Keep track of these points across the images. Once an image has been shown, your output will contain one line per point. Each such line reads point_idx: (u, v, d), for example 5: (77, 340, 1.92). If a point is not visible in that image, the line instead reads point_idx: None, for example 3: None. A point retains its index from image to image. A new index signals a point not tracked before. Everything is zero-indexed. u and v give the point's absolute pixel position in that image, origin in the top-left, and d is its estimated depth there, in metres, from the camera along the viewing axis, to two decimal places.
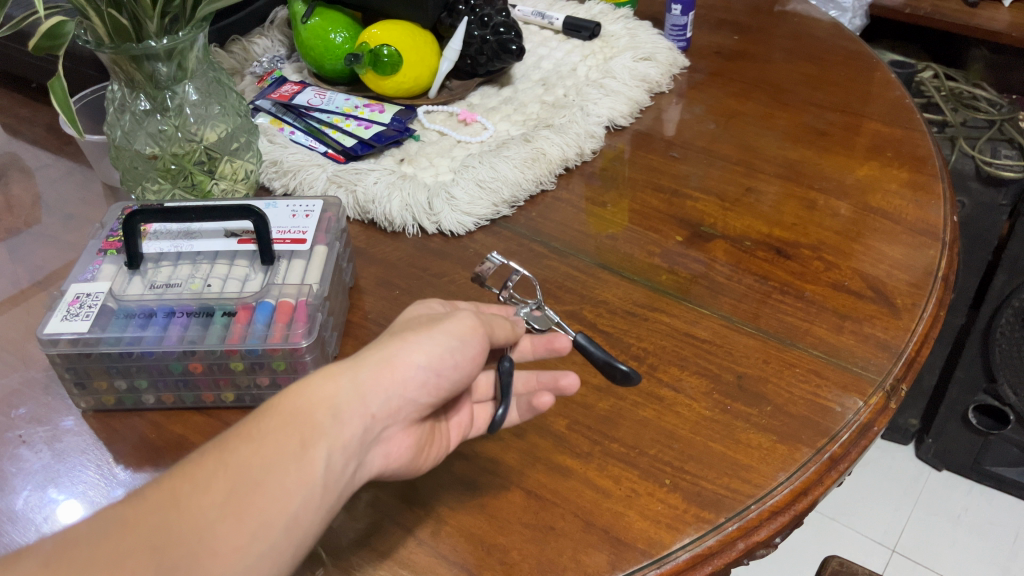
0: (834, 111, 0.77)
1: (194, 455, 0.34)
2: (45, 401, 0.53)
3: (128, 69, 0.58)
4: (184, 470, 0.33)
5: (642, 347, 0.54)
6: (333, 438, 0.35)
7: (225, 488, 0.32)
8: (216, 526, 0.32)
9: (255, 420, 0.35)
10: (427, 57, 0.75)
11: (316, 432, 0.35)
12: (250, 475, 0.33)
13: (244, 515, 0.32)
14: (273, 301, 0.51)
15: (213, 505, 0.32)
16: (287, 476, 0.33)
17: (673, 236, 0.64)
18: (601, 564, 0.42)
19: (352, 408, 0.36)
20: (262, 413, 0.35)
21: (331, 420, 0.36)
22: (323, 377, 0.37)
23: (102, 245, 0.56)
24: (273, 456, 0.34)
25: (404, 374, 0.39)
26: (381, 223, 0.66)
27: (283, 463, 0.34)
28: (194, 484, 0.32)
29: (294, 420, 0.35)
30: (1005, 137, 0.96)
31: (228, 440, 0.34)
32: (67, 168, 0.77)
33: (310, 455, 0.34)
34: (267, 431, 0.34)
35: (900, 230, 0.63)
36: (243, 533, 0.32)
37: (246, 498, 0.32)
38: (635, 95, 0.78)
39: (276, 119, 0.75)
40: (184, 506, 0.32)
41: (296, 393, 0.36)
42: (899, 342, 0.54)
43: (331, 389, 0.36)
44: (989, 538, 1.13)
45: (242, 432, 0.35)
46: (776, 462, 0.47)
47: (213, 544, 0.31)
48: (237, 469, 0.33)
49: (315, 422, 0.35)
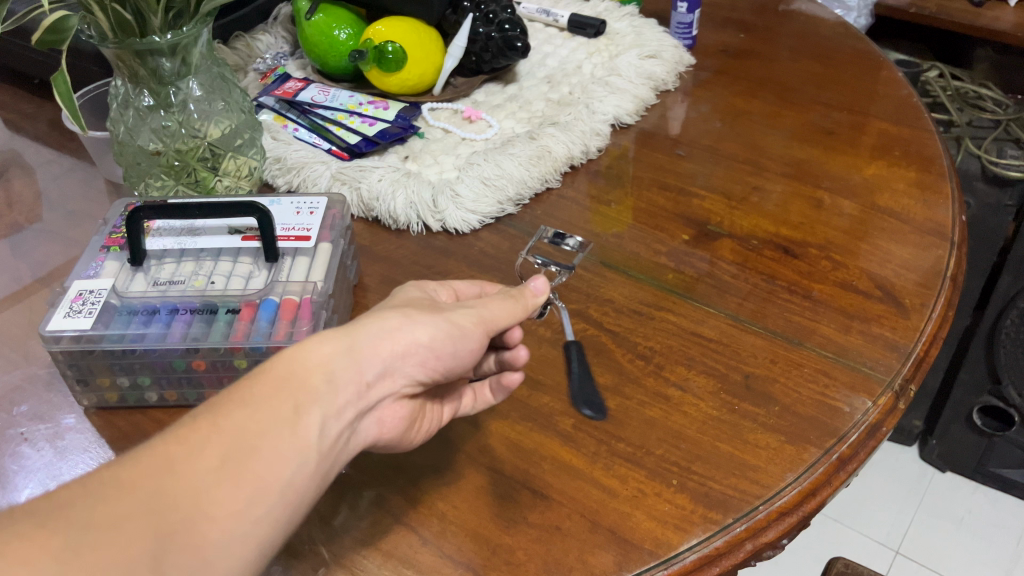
0: (841, 110, 0.77)
1: (186, 419, 0.33)
2: (47, 398, 0.53)
3: (131, 64, 0.58)
4: (176, 433, 0.32)
5: (648, 347, 0.54)
6: (326, 404, 0.36)
7: (221, 452, 0.32)
8: (215, 490, 0.31)
9: (248, 382, 0.35)
10: (432, 55, 0.74)
11: (311, 398, 0.35)
12: (246, 438, 0.33)
13: (242, 480, 0.32)
14: (277, 298, 0.51)
15: (210, 469, 0.31)
16: (283, 440, 0.34)
17: (680, 236, 0.63)
18: (609, 565, 0.42)
19: (346, 376, 0.37)
20: (255, 378, 0.35)
21: (326, 385, 0.36)
22: (316, 343, 0.37)
23: (105, 241, 0.55)
24: (267, 421, 0.34)
25: (402, 347, 0.39)
26: (385, 220, 0.65)
27: (278, 429, 0.34)
28: (189, 448, 0.32)
29: (289, 386, 0.35)
30: (1011, 137, 0.95)
31: (219, 404, 0.34)
32: (69, 164, 0.77)
33: (305, 421, 0.35)
34: (261, 394, 0.34)
35: (909, 230, 0.63)
36: (240, 497, 0.32)
37: (244, 462, 0.32)
38: (640, 93, 0.78)
39: (280, 116, 0.74)
40: (181, 469, 0.31)
41: (290, 359, 0.36)
42: (908, 342, 0.54)
43: (325, 356, 0.37)
44: (993, 541, 1.13)
45: (235, 395, 0.34)
46: (785, 463, 0.47)
47: (212, 507, 0.31)
48: (233, 434, 0.33)
49: (309, 388, 0.36)
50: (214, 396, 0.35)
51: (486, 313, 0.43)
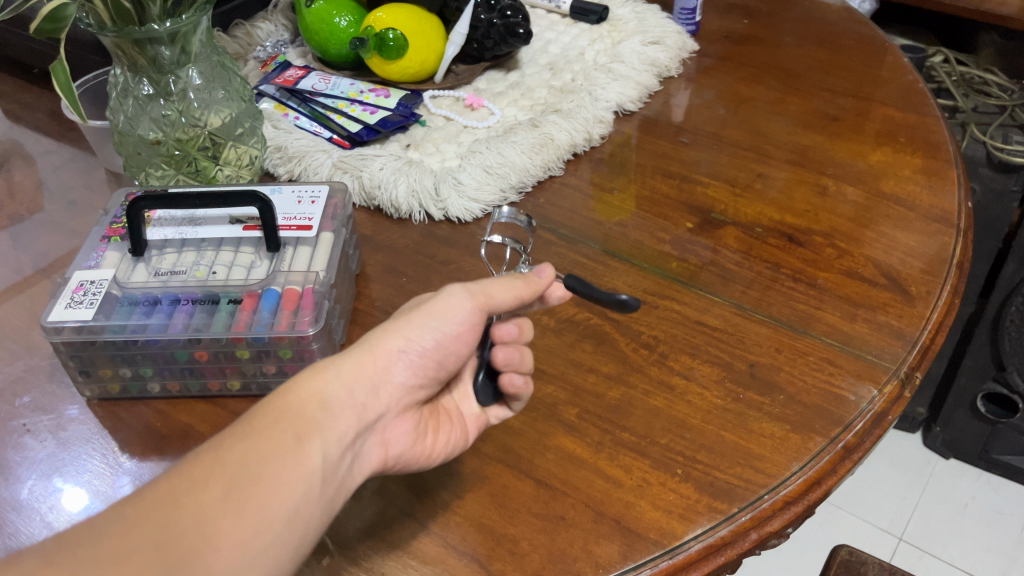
0: (846, 96, 0.76)
1: (187, 456, 0.33)
2: (50, 389, 0.53)
3: (130, 53, 0.57)
4: (179, 470, 0.32)
5: (652, 336, 0.54)
6: (325, 431, 0.36)
7: (224, 483, 0.32)
8: (219, 521, 0.31)
9: (246, 417, 0.35)
10: (433, 42, 0.74)
11: (310, 427, 0.35)
12: (248, 468, 0.33)
13: (246, 508, 0.32)
14: (279, 288, 0.50)
15: (213, 500, 0.31)
16: (285, 468, 0.34)
17: (683, 224, 0.63)
18: (613, 555, 0.42)
19: (342, 402, 0.37)
20: (252, 411, 0.35)
21: (323, 413, 0.36)
22: (310, 374, 0.37)
23: (106, 232, 0.55)
24: (269, 450, 0.34)
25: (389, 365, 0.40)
26: (388, 209, 0.65)
27: (280, 457, 0.34)
28: (192, 481, 0.32)
29: (287, 417, 0.35)
30: (1016, 123, 0.95)
31: (219, 438, 0.34)
32: (69, 154, 0.76)
33: (307, 448, 0.35)
34: (259, 427, 0.35)
35: (914, 217, 0.62)
36: (246, 526, 0.31)
37: (247, 491, 0.32)
38: (644, 80, 0.77)
39: (280, 104, 0.74)
40: (185, 503, 0.31)
41: (286, 391, 0.36)
42: (913, 331, 0.53)
43: (319, 384, 0.37)
44: (996, 528, 1.13)
45: (234, 428, 0.34)
46: (790, 452, 0.46)
47: (216, 538, 0.31)
48: (234, 464, 0.33)
49: (307, 417, 0.36)
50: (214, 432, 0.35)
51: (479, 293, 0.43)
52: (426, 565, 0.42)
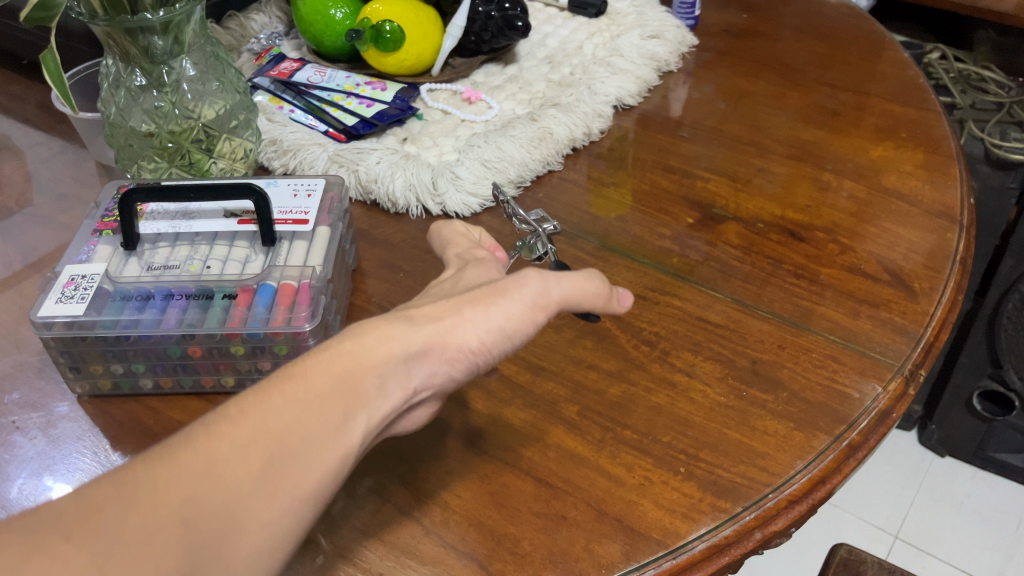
0: (846, 91, 0.75)
1: (228, 411, 0.31)
2: (39, 385, 0.52)
3: (122, 43, 0.56)
4: (216, 429, 0.30)
5: (654, 332, 0.53)
6: (373, 410, 0.33)
7: (262, 455, 0.30)
8: (249, 497, 0.29)
9: (305, 371, 0.32)
10: (430, 35, 0.73)
11: (359, 403, 0.32)
12: (289, 440, 0.30)
13: (279, 488, 0.29)
14: (274, 283, 0.49)
15: (248, 474, 0.29)
16: (325, 445, 0.31)
17: (683, 219, 0.62)
18: (616, 555, 0.41)
19: (398, 381, 0.34)
20: (308, 367, 0.32)
21: (376, 389, 0.33)
22: (376, 339, 0.34)
23: (97, 225, 0.54)
24: (314, 426, 0.31)
25: (452, 353, 0.36)
26: (384, 203, 0.64)
27: (324, 431, 0.31)
28: (229, 450, 0.29)
29: (341, 385, 0.32)
30: (1014, 120, 0.95)
31: (266, 397, 0.31)
32: (59, 146, 0.75)
33: (352, 426, 0.32)
34: (315, 389, 0.32)
35: (917, 213, 0.62)
36: (275, 505, 0.29)
37: (282, 469, 0.30)
38: (643, 74, 0.76)
39: (275, 97, 0.73)
40: (218, 475, 0.29)
41: (347, 355, 0.33)
42: (917, 327, 0.53)
43: (381, 358, 0.33)
44: (992, 526, 1.13)
45: (286, 388, 0.31)
46: (794, 451, 0.46)
47: (243, 518, 0.29)
48: (279, 434, 0.30)
49: (361, 392, 0.32)
50: (260, 382, 0.32)
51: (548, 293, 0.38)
52: (425, 565, 0.41)
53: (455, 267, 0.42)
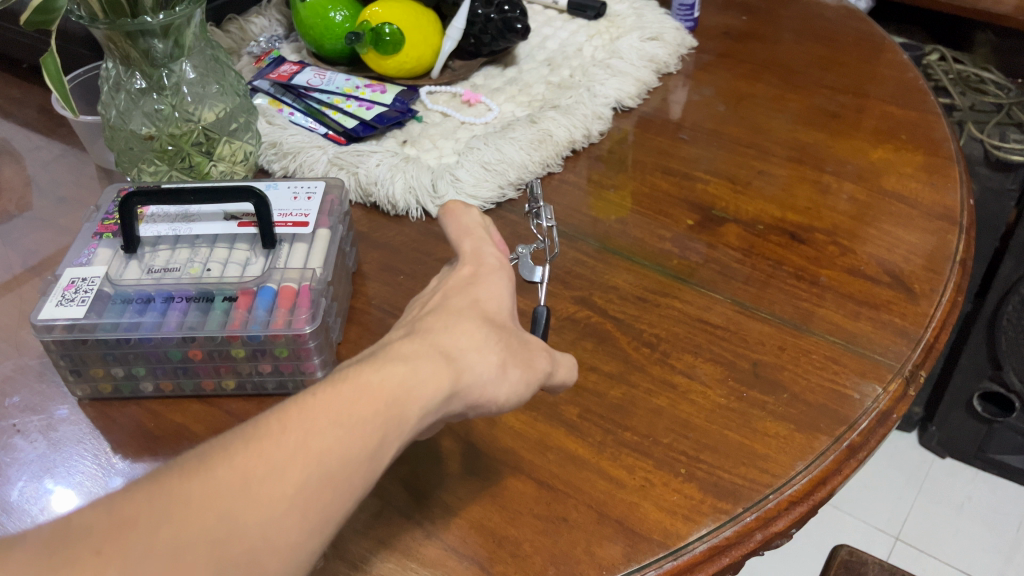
0: (846, 93, 0.76)
1: (269, 426, 0.30)
2: (40, 389, 0.52)
3: (122, 46, 0.56)
4: (257, 445, 0.29)
5: (654, 334, 0.53)
6: (406, 440, 0.33)
7: (302, 477, 0.29)
8: (285, 520, 0.28)
9: (352, 393, 0.32)
10: (430, 37, 0.73)
11: (399, 434, 0.32)
12: (333, 466, 0.30)
13: (314, 511, 0.29)
14: (275, 286, 0.49)
15: (288, 496, 0.29)
16: (362, 474, 0.31)
17: (683, 221, 0.62)
18: (617, 557, 0.41)
19: (433, 413, 0.34)
20: (351, 387, 0.32)
21: (417, 422, 0.33)
22: (424, 374, 0.34)
23: (97, 228, 0.54)
24: (355, 450, 0.31)
25: (482, 396, 0.37)
26: (385, 206, 0.64)
27: (363, 459, 0.31)
28: (270, 468, 0.29)
29: (386, 414, 0.32)
30: (1013, 121, 0.95)
31: (309, 414, 0.30)
32: (59, 149, 0.75)
33: (387, 453, 0.32)
34: (359, 413, 0.31)
35: (917, 215, 0.62)
36: (308, 530, 0.29)
37: (320, 493, 0.29)
38: (642, 76, 0.76)
39: (275, 99, 0.73)
40: (257, 493, 0.28)
41: (391, 382, 0.33)
42: (918, 329, 0.53)
43: (425, 392, 0.34)
44: (992, 527, 1.13)
45: (329, 407, 0.31)
46: (794, 452, 0.46)
47: (277, 539, 0.28)
48: (322, 457, 0.30)
49: (401, 421, 0.32)
50: (299, 396, 0.31)
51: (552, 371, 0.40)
52: (426, 568, 0.41)
53: (471, 266, 0.42)
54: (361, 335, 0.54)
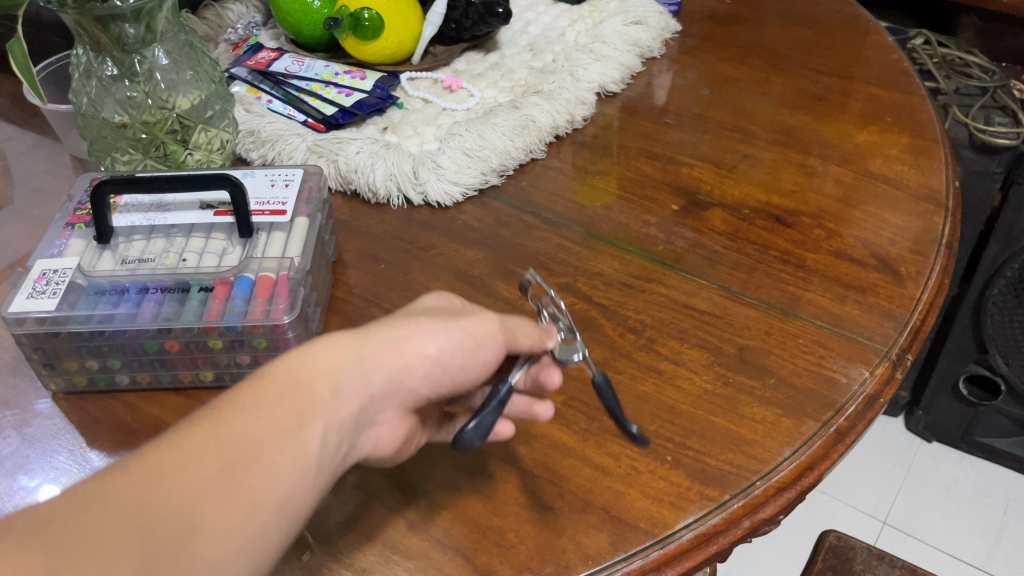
0: (831, 76, 0.75)
1: (183, 425, 0.31)
2: (13, 383, 0.51)
3: (93, 32, 0.55)
4: (170, 442, 0.30)
5: (639, 320, 0.52)
6: (329, 415, 0.33)
7: (216, 462, 0.30)
8: (207, 504, 0.29)
9: (252, 385, 0.32)
10: (410, 22, 0.72)
11: (313, 408, 0.32)
12: (247, 447, 0.30)
13: (237, 492, 0.29)
14: (252, 275, 0.48)
15: (203, 480, 0.29)
16: (282, 451, 0.31)
17: (668, 207, 0.62)
18: (602, 545, 0.40)
19: (352, 384, 0.34)
20: (258, 381, 0.33)
21: (330, 394, 0.33)
22: (326, 345, 0.34)
23: (69, 218, 0.53)
24: (267, 429, 0.31)
25: (408, 360, 0.36)
26: (365, 194, 0.63)
27: (278, 438, 0.31)
28: (183, 457, 0.29)
29: (291, 392, 0.32)
30: (998, 105, 0.95)
31: (219, 409, 0.31)
32: (33, 140, 0.74)
33: (308, 430, 0.32)
34: (264, 397, 0.32)
35: (903, 197, 0.61)
36: (235, 512, 0.29)
37: (238, 472, 0.30)
38: (626, 60, 0.75)
39: (253, 87, 0.72)
40: (173, 481, 0.29)
41: (297, 360, 0.33)
42: (904, 311, 0.52)
43: (332, 361, 0.34)
44: (979, 511, 1.13)
45: (237, 400, 0.32)
46: (781, 437, 0.45)
47: (202, 522, 0.28)
48: (230, 441, 0.30)
49: (314, 395, 0.33)
50: (214, 401, 0.33)
51: (506, 325, 0.40)
52: (410, 561, 0.40)
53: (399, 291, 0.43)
54: (342, 325, 0.53)
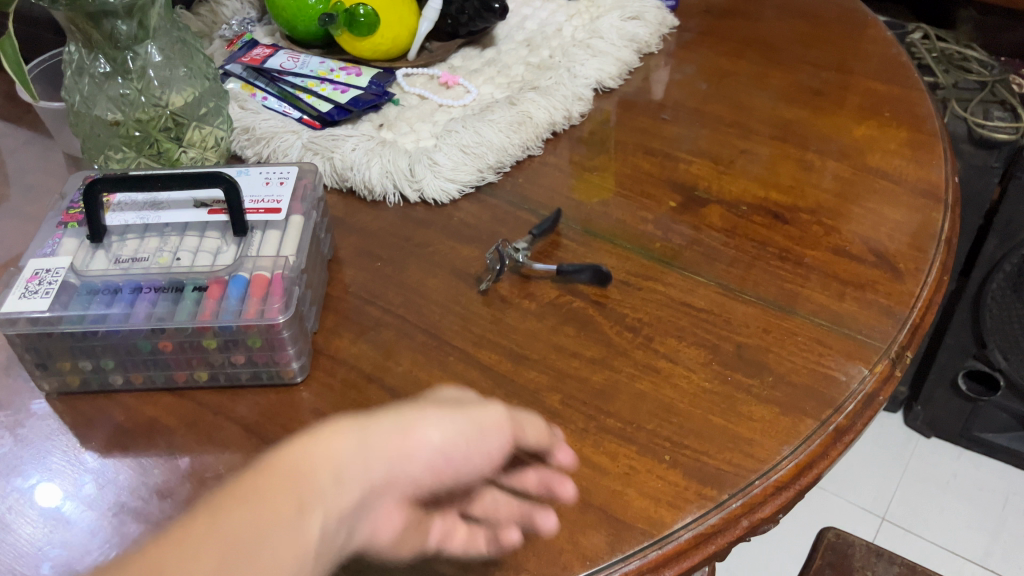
0: (829, 70, 0.75)
1: (182, 519, 0.31)
2: (6, 383, 0.50)
3: (85, 28, 0.55)
4: (170, 536, 0.30)
5: (637, 318, 0.52)
6: (329, 504, 0.33)
7: (215, 555, 0.30)
8: None
9: (252, 476, 0.33)
10: (406, 18, 0.71)
11: (310, 494, 0.33)
12: (241, 538, 0.31)
13: None
14: (247, 275, 0.48)
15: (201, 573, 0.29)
16: (280, 546, 0.31)
17: (666, 203, 0.61)
18: (600, 546, 0.40)
19: (354, 472, 0.34)
20: (257, 471, 0.33)
21: (329, 488, 0.33)
22: (328, 436, 0.35)
23: (62, 218, 0.52)
24: (263, 521, 0.31)
25: (411, 452, 0.36)
26: (361, 191, 0.62)
27: (276, 530, 0.31)
28: (182, 551, 0.30)
29: (289, 483, 0.33)
30: (997, 98, 0.94)
31: (218, 501, 0.32)
32: (26, 138, 0.73)
33: (306, 523, 0.32)
34: (260, 490, 0.32)
35: (901, 193, 0.61)
36: None
37: (235, 567, 0.30)
38: (623, 56, 0.75)
39: (247, 84, 0.71)
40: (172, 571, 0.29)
41: (294, 453, 0.34)
42: (903, 308, 0.52)
43: (329, 450, 0.34)
44: (978, 506, 1.13)
45: (234, 493, 0.32)
46: (779, 436, 0.45)
47: None
48: (227, 536, 0.31)
49: (312, 482, 0.33)
50: (214, 492, 0.33)
51: (515, 421, 0.39)
52: (406, 561, 0.40)
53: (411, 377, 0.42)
54: (337, 324, 0.52)
